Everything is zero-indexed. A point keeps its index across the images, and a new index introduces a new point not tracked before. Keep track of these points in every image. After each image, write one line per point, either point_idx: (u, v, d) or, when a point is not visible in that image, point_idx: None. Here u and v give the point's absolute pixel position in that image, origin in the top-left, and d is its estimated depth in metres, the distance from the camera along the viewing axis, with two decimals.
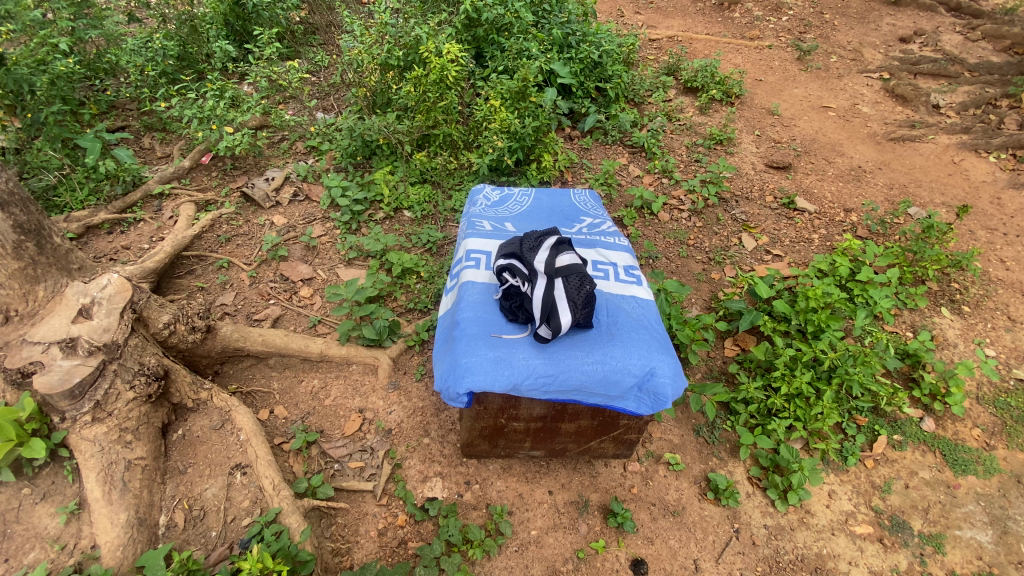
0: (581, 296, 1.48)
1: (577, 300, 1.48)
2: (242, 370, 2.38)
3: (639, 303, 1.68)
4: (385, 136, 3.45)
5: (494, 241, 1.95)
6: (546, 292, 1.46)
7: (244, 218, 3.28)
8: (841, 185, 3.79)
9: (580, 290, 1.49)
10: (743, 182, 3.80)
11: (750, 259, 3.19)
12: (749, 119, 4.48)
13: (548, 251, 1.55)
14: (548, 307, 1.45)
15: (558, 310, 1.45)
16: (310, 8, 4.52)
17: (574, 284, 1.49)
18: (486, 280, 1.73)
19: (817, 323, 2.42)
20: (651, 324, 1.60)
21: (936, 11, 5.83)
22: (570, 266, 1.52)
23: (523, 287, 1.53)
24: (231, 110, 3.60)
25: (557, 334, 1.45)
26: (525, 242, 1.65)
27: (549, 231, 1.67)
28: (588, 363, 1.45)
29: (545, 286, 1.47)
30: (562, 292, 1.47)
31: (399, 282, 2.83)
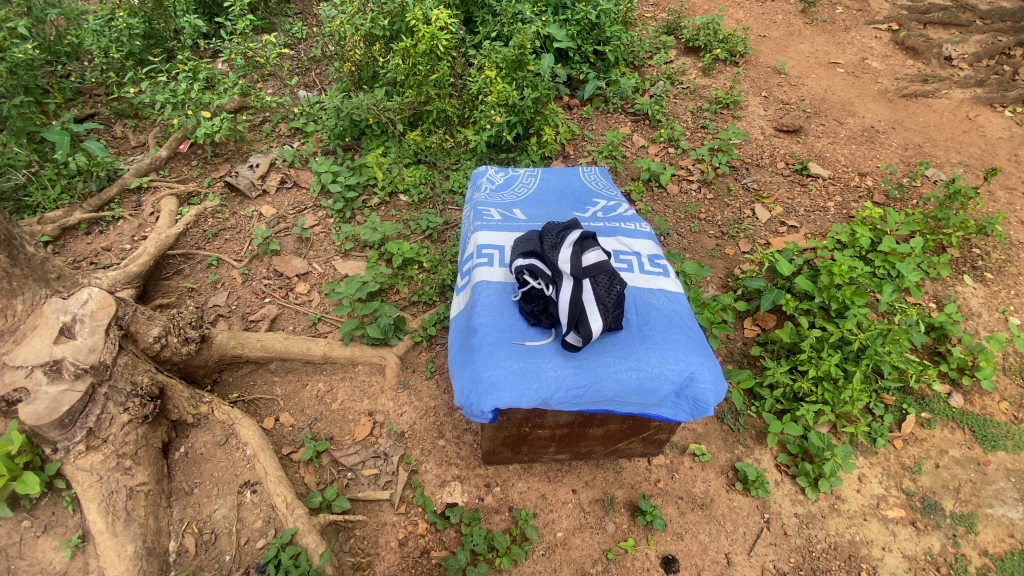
0: (612, 296, 1.36)
1: (610, 300, 1.35)
2: (242, 378, 2.26)
3: (668, 298, 1.56)
4: (374, 114, 3.24)
5: (506, 232, 1.80)
6: (576, 296, 1.33)
7: (229, 211, 3.10)
8: (855, 147, 3.64)
9: (609, 290, 1.36)
10: (753, 148, 3.64)
11: (764, 232, 3.07)
12: (756, 79, 4.27)
13: (572, 245, 1.40)
14: (579, 311, 1.32)
15: (589, 313, 1.32)
16: None
17: (605, 281, 1.37)
18: (502, 278, 1.60)
19: (841, 300, 2.31)
20: (684, 322, 1.48)
21: None
22: (598, 263, 1.38)
23: (547, 286, 1.39)
24: (206, 93, 3.36)
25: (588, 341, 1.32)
26: (544, 234, 1.50)
27: (571, 223, 1.52)
28: (621, 371, 1.33)
29: (574, 288, 1.33)
30: (593, 294, 1.34)
31: (401, 273, 2.69)
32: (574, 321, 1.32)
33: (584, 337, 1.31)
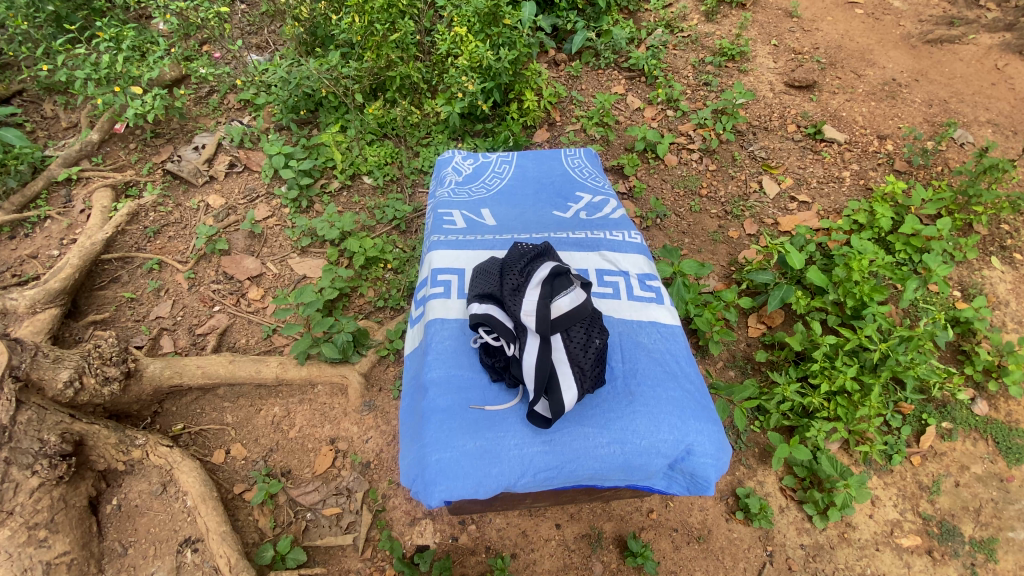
0: (590, 355, 1.09)
1: (587, 361, 1.08)
2: (187, 406, 2.03)
3: (664, 336, 1.29)
4: (327, 86, 2.84)
5: (467, 249, 1.50)
6: (543, 357, 1.06)
7: (172, 202, 2.79)
8: (874, 104, 3.26)
9: (586, 347, 1.09)
10: (761, 108, 3.27)
11: (773, 209, 2.75)
12: (764, 24, 3.79)
13: (541, 287, 1.13)
14: (546, 376, 1.06)
15: (561, 379, 1.06)
16: None
17: (581, 335, 1.10)
18: (460, 313, 1.32)
19: (858, 297, 2.06)
20: (682, 368, 1.22)
21: None
22: (573, 310, 1.11)
23: (507, 339, 1.12)
24: (137, 65, 2.96)
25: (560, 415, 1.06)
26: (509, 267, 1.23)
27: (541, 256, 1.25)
28: (602, 446, 1.09)
29: (540, 346, 1.07)
30: (565, 354, 1.08)
31: (365, 273, 2.40)
32: (542, 389, 1.06)
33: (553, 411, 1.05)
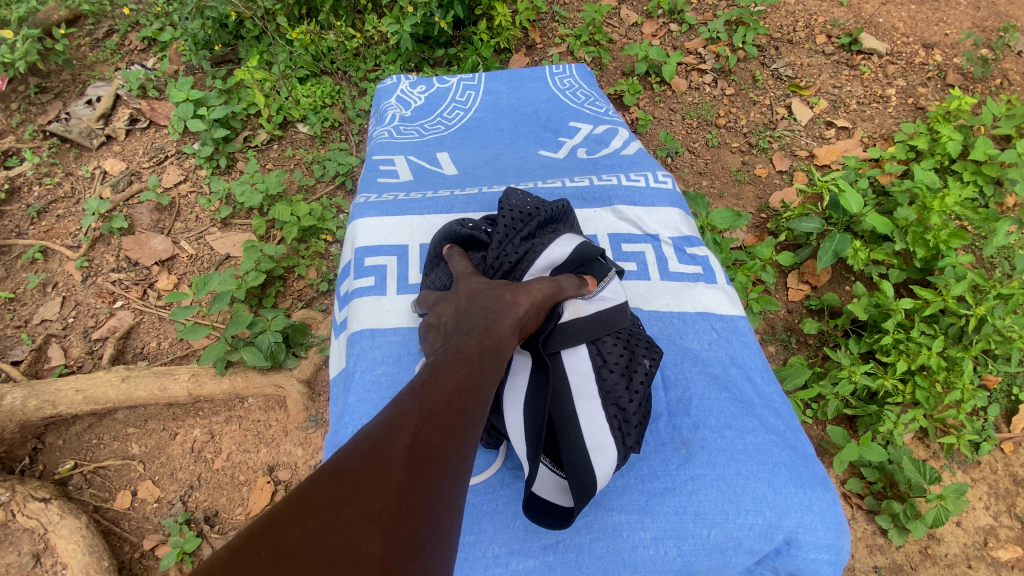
0: (634, 397, 1.08)
1: (623, 396, 1.08)
2: (78, 438, 1.58)
3: (753, 370, 1.29)
4: (238, 9, 2.22)
5: (397, 232, 1.44)
6: (569, 386, 1.06)
7: (61, 172, 2.23)
8: (916, 7, 2.71)
9: (617, 381, 1.08)
10: (782, 16, 2.69)
11: (806, 139, 2.25)
12: None
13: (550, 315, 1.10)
14: (573, 424, 1.03)
15: (592, 426, 1.03)
16: None
17: (616, 361, 1.10)
18: (386, 317, 1.32)
19: (932, 245, 1.59)
20: (760, 405, 1.25)
21: None
22: (594, 335, 1.10)
23: (522, 387, 1.08)
24: None
25: (596, 477, 1.01)
26: (492, 273, 1.18)
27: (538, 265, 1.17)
28: (688, 514, 1.12)
29: (566, 370, 1.07)
30: (597, 392, 1.07)
31: (303, 248, 1.89)
32: (571, 443, 1.02)
33: (587, 471, 1.00)
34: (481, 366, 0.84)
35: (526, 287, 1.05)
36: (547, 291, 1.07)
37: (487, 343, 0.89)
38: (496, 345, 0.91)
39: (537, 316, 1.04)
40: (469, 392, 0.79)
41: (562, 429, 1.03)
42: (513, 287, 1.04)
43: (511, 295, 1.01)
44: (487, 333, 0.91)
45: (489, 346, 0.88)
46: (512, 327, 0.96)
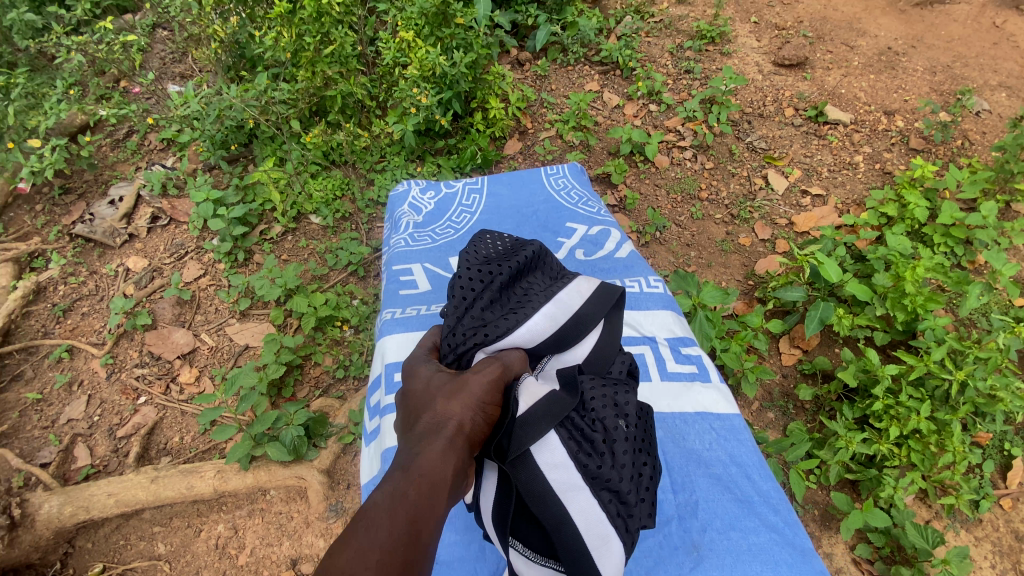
0: (622, 472, 1.06)
1: (612, 479, 1.05)
2: (106, 540, 1.62)
3: (742, 467, 1.43)
4: (255, 116, 2.42)
5: None
6: (554, 496, 1.02)
7: (87, 271, 2.36)
8: (874, 78, 2.98)
9: (593, 459, 1.05)
10: (751, 92, 2.93)
11: (784, 207, 2.42)
12: (741, 2, 3.52)
13: (503, 404, 1.05)
14: (567, 529, 1.02)
15: (588, 526, 1.02)
16: None
17: (594, 435, 1.08)
18: None
19: (910, 310, 1.71)
20: (759, 503, 1.37)
21: None
22: (556, 416, 1.06)
23: (503, 501, 1.09)
24: (33, 113, 2.56)
25: (605, 574, 1.02)
26: (457, 336, 1.18)
27: (505, 329, 1.18)
28: None
29: (546, 475, 1.03)
30: (580, 481, 1.04)
31: (319, 336, 2.00)
32: (570, 552, 1.02)
33: (594, 574, 1.01)
34: (433, 511, 0.84)
35: (477, 383, 1.01)
36: (495, 381, 1.04)
37: (438, 477, 0.87)
38: (429, 477, 0.86)
39: (493, 416, 1.02)
40: (422, 550, 0.79)
41: (557, 539, 1.02)
42: (462, 388, 1.00)
43: (460, 402, 0.97)
44: (418, 468, 0.87)
45: (441, 480, 0.87)
46: (466, 444, 0.94)
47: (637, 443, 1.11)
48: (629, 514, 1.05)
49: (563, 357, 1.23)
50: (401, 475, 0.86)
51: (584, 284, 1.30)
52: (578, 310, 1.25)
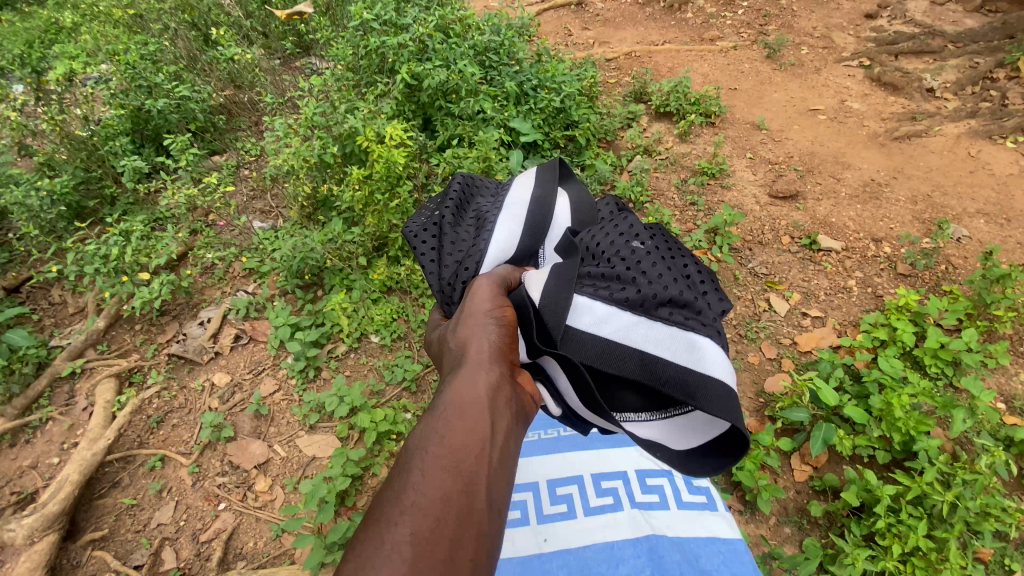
0: (663, 290, 1.15)
1: (653, 296, 1.13)
2: None
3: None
4: (330, 254, 2.91)
5: None
6: (623, 344, 1.09)
7: (176, 386, 2.72)
8: (860, 207, 3.38)
9: (628, 289, 1.15)
10: (751, 222, 3.33)
11: (787, 328, 2.72)
12: (737, 139, 4.07)
13: (517, 306, 1.14)
14: (654, 360, 1.08)
15: (670, 344, 1.08)
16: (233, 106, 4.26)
17: (619, 273, 1.19)
18: None
19: (904, 431, 1.93)
20: None
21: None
22: (571, 281, 1.16)
23: (579, 384, 1.11)
24: (146, 251, 3.08)
25: (711, 371, 1.06)
26: (447, 283, 1.35)
27: (478, 248, 1.35)
28: None
29: (605, 328, 1.11)
30: (632, 314, 1.12)
31: (378, 448, 2.29)
32: (669, 373, 1.07)
33: (704, 384, 1.05)
34: (472, 436, 0.89)
35: (480, 302, 1.11)
36: (492, 293, 1.13)
37: (469, 400, 0.94)
38: (456, 393, 0.95)
39: (513, 324, 1.09)
40: (464, 472, 0.86)
41: (653, 376, 1.08)
42: (471, 308, 1.10)
43: (469, 325, 1.07)
44: (446, 394, 0.96)
45: (475, 405, 0.93)
46: (492, 362, 1.00)
47: (654, 256, 1.24)
48: (692, 314, 1.14)
49: (544, 240, 1.38)
50: (435, 406, 0.95)
51: (514, 181, 1.49)
52: (528, 196, 1.42)
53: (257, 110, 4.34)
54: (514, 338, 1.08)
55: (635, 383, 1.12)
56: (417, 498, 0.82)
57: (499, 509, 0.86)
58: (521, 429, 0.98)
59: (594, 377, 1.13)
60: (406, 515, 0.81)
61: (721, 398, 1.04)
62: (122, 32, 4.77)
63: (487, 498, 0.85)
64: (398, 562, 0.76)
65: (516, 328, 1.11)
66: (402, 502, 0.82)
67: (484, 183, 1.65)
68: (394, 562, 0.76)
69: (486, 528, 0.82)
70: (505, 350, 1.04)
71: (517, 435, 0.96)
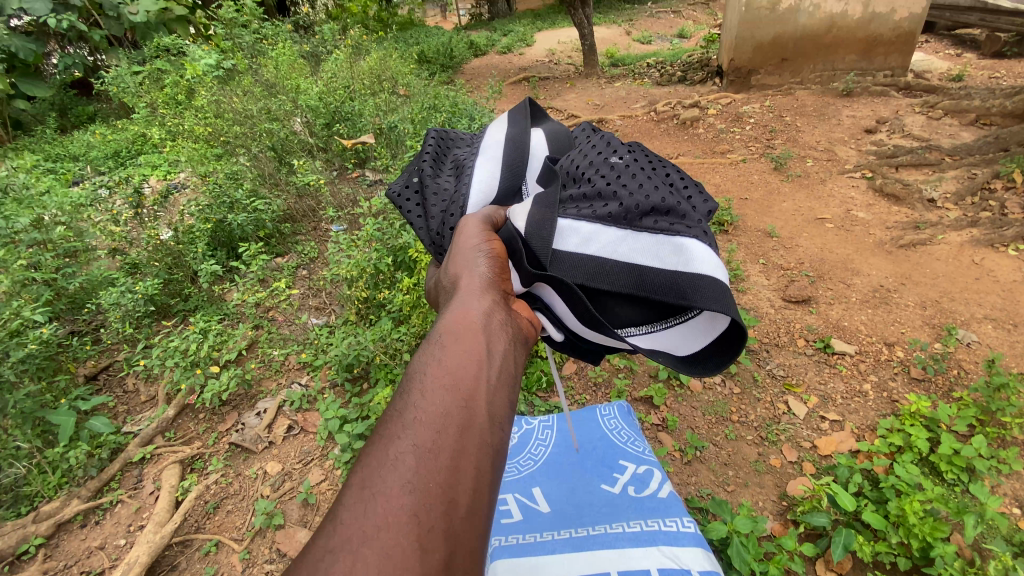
0: (644, 205, 1.23)
1: (632, 210, 1.23)
2: None
3: None
4: (379, 352, 3.24)
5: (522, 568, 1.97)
6: (612, 261, 1.20)
7: (233, 474, 2.96)
8: (871, 312, 3.58)
9: (611, 205, 1.25)
10: (767, 325, 3.55)
11: (807, 430, 2.85)
12: (750, 245, 4.40)
13: (506, 241, 1.27)
14: (644, 270, 1.18)
15: (658, 249, 1.18)
16: (298, 215, 4.86)
17: (598, 193, 1.28)
18: None
19: (921, 537, 2.03)
20: None
21: (909, 110, 6.42)
22: (554, 207, 1.27)
23: (575, 307, 1.20)
24: (217, 346, 3.47)
25: (698, 268, 1.15)
26: (435, 233, 1.43)
27: (461, 193, 1.41)
28: None
29: (594, 250, 1.21)
30: (617, 229, 1.22)
31: None
32: (660, 279, 1.16)
33: (694, 283, 1.14)
34: (467, 358, 0.99)
35: (467, 239, 1.22)
36: (479, 229, 1.23)
37: (464, 326, 1.04)
38: (453, 320, 1.05)
39: (501, 257, 1.21)
40: (462, 389, 0.95)
41: (645, 285, 1.18)
42: (461, 245, 1.22)
43: (462, 260, 1.18)
44: (444, 324, 1.06)
45: (470, 330, 1.03)
46: (485, 293, 1.11)
47: (635, 168, 1.31)
48: (678, 221, 1.22)
49: (524, 173, 1.43)
50: (433, 333, 1.05)
51: (487, 126, 1.56)
52: (502, 136, 1.48)
53: (318, 217, 4.94)
54: (506, 273, 1.19)
55: (628, 295, 1.21)
56: (418, 412, 0.92)
57: (499, 420, 0.94)
58: (519, 354, 1.07)
59: (590, 294, 1.23)
60: (408, 428, 0.90)
61: (710, 288, 1.13)
62: (203, 146, 5.52)
63: (484, 411, 0.93)
64: (403, 469, 0.85)
65: (506, 259, 1.22)
66: (403, 418, 0.92)
67: (459, 135, 1.73)
68: (398, 468, 0.85)
69: (486, 438, 0.90)
70: (498, 283, 1.15)
71: (514, 357, 1.05)
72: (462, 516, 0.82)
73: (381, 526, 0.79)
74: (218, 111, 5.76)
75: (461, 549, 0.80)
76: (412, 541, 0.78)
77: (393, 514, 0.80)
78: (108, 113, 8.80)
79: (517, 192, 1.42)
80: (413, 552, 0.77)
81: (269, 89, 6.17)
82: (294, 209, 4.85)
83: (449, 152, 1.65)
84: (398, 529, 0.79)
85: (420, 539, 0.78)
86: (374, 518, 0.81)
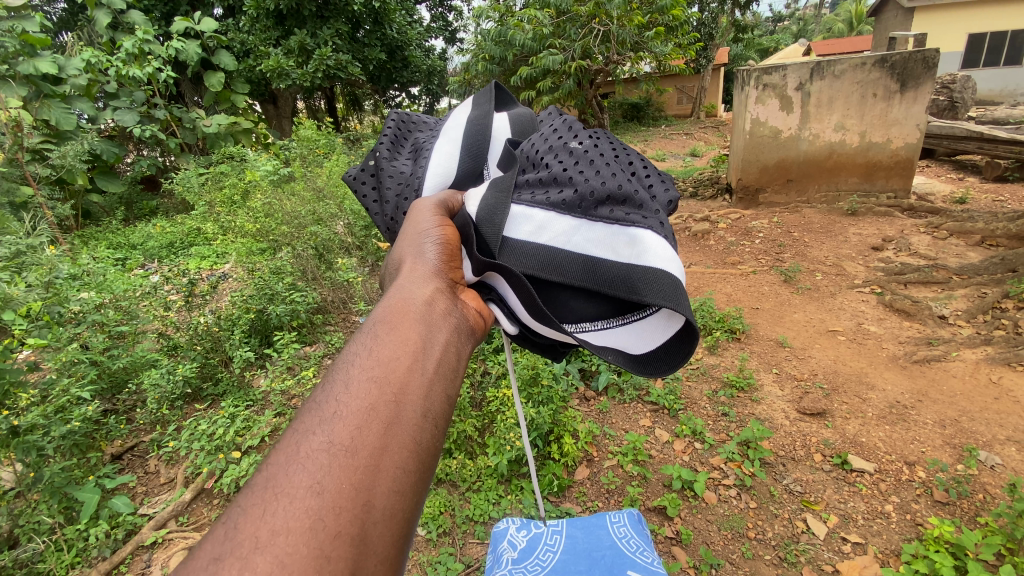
0: (604, 200, 1.31)
1: (592, 204, 1.30)
2: None
3: None
4: None
5: None
6: (569, 257, 1.28)
7: None
8: (889, 428, 3.55)
9: (566, 192, 1.32)
10: (782, 436, 3.53)
11: (828, 552, 2.77)
12: (762, 354, 4.49)
13: (460, 227, 1.34)
14: (598, 264, 1.27)
15: (615, 244, 1.26)
16: (331, 310, 5.23)
17: (558, 185, 1.34)
18: None
19: None
20: None
21: (913, 229, 6.73)
22: (508, 195, 1.34)
23: (527, 299, 1.27)
24: (243, 433, 3.64)
25: (651, 265, 1.23)
26: (390, 219, 1.58)
27: (419, 175, 1.50)
28: None
29: (554, 244, 1.29)
30: (572, 218, 1.30)
31: None
32: (615, 272, 1.25)
33: (647, 279, 1.22)
34: (397, 358, 1.03)
35: (418, 225, 1.30)
36: (431, 211, 1.33)
37: (398, 327, 1.09)
38: (391, 317, 1.11)
39: (451, 243, 1.30)
40: (390, 385, 0.99)
41: (598, 279, 1.26)
42: (409, 238, 1.29)
43: (410, 250, 1.27)
44: (381, 315, 1.12)
45: (404, 332, 1.09)
46: (425, 295, 1.19)
47: (592, 157, 1.38)
48: (634, 211, 1.31)
49: (485, 157, 1.51)
50: (367, 329, 1.10)
51: (451, 109, 1.64)
52: (466, 119, 1.56)
53: (348, 311, 5.30)
54: (451, 270, 1.28)
55: (580, 288, 1.29)
56: (340, 407, 0.95)
57: (423, 421, 0.97)
58: (454, 355, 1.12)
59: (543, 286, 1.31)
60: (326, 424, 0.92)
61: (661, 282, 1.22)
62: (250, 240, 6.04)
63: (409, 412, 0.97)
64: (316, 466, 0.86)
65: (453, 253, 1.31)
66: (323, 414, 0.94)
67: (421, 119, 1.83)
68: (311, 466, 0.87)
69: (408, 438, 0.93)
70: (439, 284, 1.23)
71: (448, 358, 1.10)
72: (375, 519, 0.84)
73: (284, 528, 0.80)
74: (269, 210, 6.15)
75: (370, 555, 0.81)
76: (317, 545, 0.79)
77: (297, 516, 0.81)
78: (168, 207, 9.73)
79: (477, 173, 1.50)
80: (312, 558, 0.77)
81: (317, 193, 6.84)
82: (326, 305, 5.22)
83: (411, 135, 1.76)
84: (301, 533, 0.80)
85: (326, 544, 0.79)
86: (276, 518, 0.81)
